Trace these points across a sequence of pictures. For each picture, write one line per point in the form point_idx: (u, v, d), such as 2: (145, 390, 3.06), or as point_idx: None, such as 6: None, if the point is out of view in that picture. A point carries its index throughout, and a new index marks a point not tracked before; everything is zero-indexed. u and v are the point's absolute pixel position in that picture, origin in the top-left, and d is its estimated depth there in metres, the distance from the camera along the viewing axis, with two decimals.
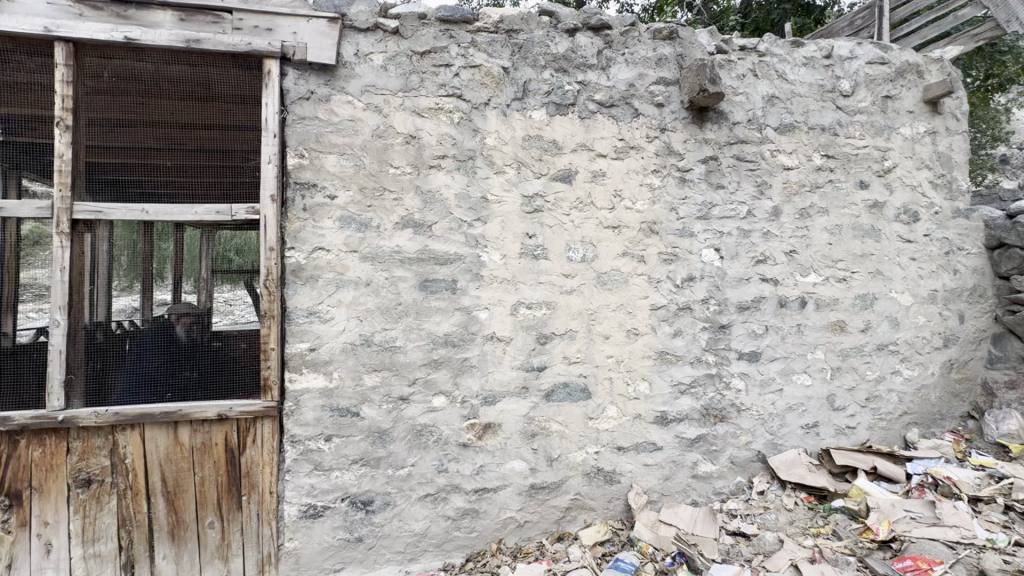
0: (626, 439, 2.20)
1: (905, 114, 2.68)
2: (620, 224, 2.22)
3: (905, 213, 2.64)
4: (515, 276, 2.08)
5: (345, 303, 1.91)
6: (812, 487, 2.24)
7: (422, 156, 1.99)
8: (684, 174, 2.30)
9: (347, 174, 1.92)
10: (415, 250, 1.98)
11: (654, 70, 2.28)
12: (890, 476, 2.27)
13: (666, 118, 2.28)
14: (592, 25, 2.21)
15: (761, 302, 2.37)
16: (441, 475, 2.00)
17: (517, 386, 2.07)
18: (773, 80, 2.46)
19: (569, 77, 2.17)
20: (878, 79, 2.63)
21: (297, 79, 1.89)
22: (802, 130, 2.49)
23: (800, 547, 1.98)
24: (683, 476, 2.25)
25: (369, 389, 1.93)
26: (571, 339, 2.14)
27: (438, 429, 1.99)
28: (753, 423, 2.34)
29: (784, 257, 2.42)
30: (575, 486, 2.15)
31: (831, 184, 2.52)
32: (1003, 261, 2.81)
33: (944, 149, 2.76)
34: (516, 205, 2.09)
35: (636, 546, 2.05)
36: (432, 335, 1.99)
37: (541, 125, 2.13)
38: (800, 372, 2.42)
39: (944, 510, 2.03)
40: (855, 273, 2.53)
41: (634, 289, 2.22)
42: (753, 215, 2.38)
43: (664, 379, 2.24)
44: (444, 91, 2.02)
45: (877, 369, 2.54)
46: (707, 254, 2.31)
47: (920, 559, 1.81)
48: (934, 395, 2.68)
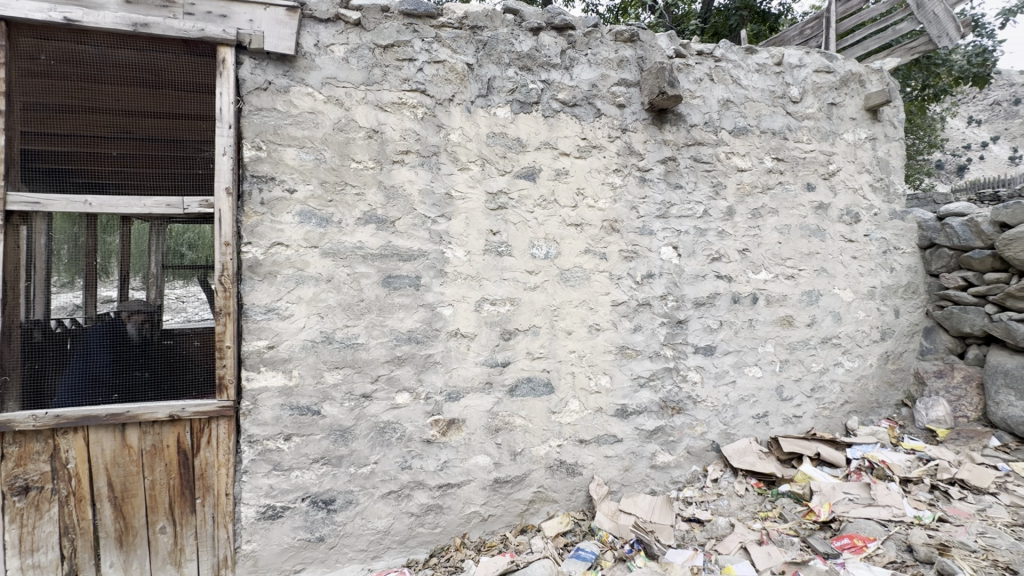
0: (588, 432, 2.25)
1: (849, 121, 2.85)
2: (582, 222, 2.26)
3: (847, 214, 2.81)
4: (479, 272, 2.09)
5: (306, 299, 1.88)
6: (761, 474, 2.36)
7: (385, 151, 1.97)
8: (644, 174, 2.37)
9: (307, 168, 1.88)
10: (378, 245, 1.96)
11: (616, 71, 2.33)
12: (832, 461, 2.42)
13: (627, 119, 2.34)
14: (556, 25, 2.24)
15: (716, 298, 2.47)
16: (405, 472, 2.00)
17: (481, 381, 2.09)
18: (729, 85, 2.56)
19: (533, 76, 2.19)
20: (825, 87, 2.78)
21: (253, 69, 1.83)
22: (754, 134, 2.60)
23: (750, 530, 2.08)
24: (642, 466, 2.32)
25: (330, 386, 1.90)
26: (535, 334, 2.18)
27: (401, 426, 1.98)
28: (708, 414, 2.44)
29: (738, 255, 2.53)
30: (538, 479, 2.19)
31: (781, 185, 2.65)
32: (933, 260, 3.04)
33: (882, 154, 2.95)
34: (480, 202, 2.10)
35: (597, 535, 2.11)
36: (395, 331, 1.98)
37: (505, 122, 2.14)
38: (751, 364, 2.54)
39: (878, 491, 2.18)
40: (802, 270, 2.67)
41: (596, 286, 2.27)
42: (709, 215, 2.48)
43: (625, 373, 2.30)
44: (408, 86, 2.00)
45: (821, 362, 2.70)
46: (665, 252, 2.39)
47: (857, 537, 1.92)
48: (873, 384, 2.87)
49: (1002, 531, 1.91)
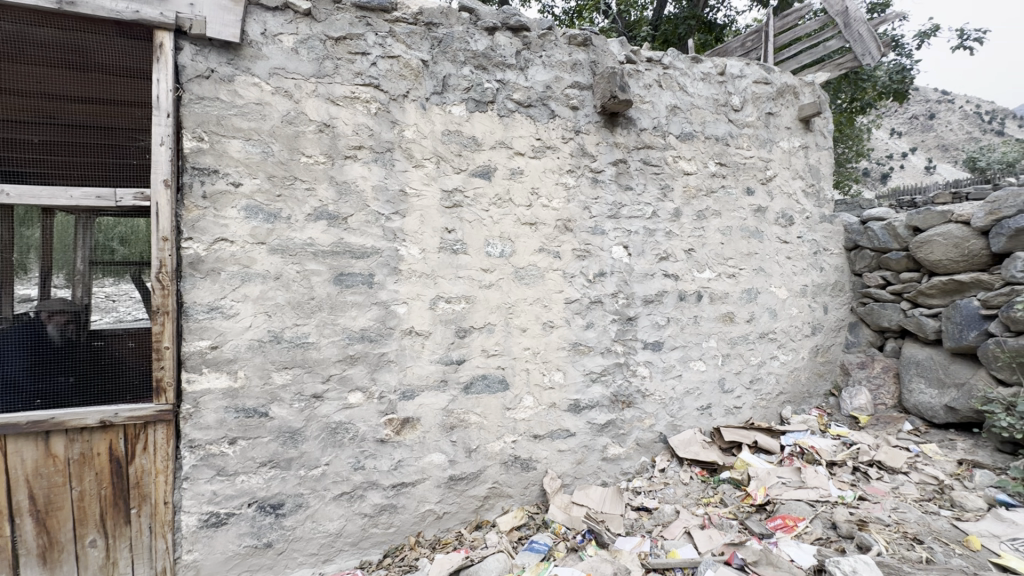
0: (541, 427, 2.30)
1: (784, 130, 3.04)
2: (537, 221, 2.30)
3: (782, 217, 3.01)
4: (433, 270, 2.09)
5: (252, 297, 1.81)
6: (705, 462, 2.50)
7: (337, 145, 1.93)
8: (596, 175, 2.44)
9: (253, 161, 1.81)
10: (330, 242, 1.92)
11: (569, 74, 2.39)
12: (768, 448, 2.60)
13: (580, 121, 2.40)
14: (511, 26, 2.26)
15: (663, 296, 2.58)
16: (358, 472, 1.97)
17: (436, 379, 2.09)
18: (676, 92, 2.68)
19: (488, 75, 2.21)
20: (763, 97, 2.96)
21: (194, 55, 1.74)
22: (699, 139, 2.73)
23: (693, 516, 2.19)
24: (594, 459, 2.40)
25: (278, 387, 1.85)
26: (490, 332, 2.20)
27: (354, 426, 1.95)
28: (656, 407, 2.55)
29: (684, 255, 2.65)
30: (493, 475, 2.21)
31: (723, 189, 2.79)
32: (857, 260, 3.34)
33: (814, 162, 3.18)
34: (434, 200, 2.10)
35: (550, 527, 2.16)
36: (347, 330, 1.94)
37: (460, 120, 2.15)
38: (696, 359, 2.67)
39: (808, 474, 2.35)
40: (742, 270, 2.83)
41: (549, 284, 2.32)
42: (657, 216, 2.58)
43: (577, 368, 2.37)
44: (361, 80, 1.96)
45: (759, 355, 2.88)
46: (616, 251, 2.47)
47: (788, 518, 2.06)
48: (804, 375, 3.09)
49: (911, 505, 2.11)
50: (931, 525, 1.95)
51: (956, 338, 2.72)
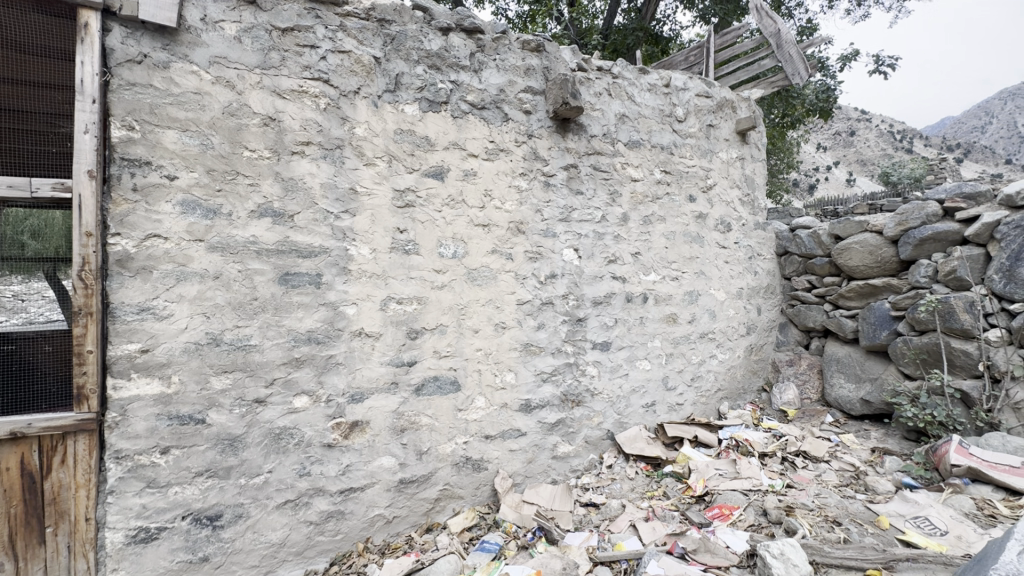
0: (493, 427, 2.31)
1: (723, 141, 3.23)
2: (489, 223, 2.32)
3: (721, 224, 3.20)
4: (385, 270, 2.05)
5: (188, 298, 1.71)
6: (649, 457, 2.61)
7: (283, 141, 1.86)
8: (548, 179, 2.49)
9: (190, 154, 1.71)
10: (275, 241, 1.84)
11: (522, 78, 2.42)
12: (707, 442, 2.75)
13: (533, 125, 2.45)
14: (465, 27, 2.27)
15: (612, 298, 2.67)
16: (304, 479, 1.90)
17: (387, 381, 2.06)
18: (624, 101, 2.78)
19: (442, 75, 2.20)
20: (704, 109, 3.13)
21: (125, 38, 1.61)
22: (646, 147, 2.85)
23: (638, 509, 2.28)
24: (544, 457, 2.44)
25: (217, 393, 1.75)
26: (442, 333, 2.19)
27: (299, 431, 1.89)
28: (604, 405, 2.64)
29: (631, 258, 2.75)
30: (444, 476, 2.20)
31: (668, 196, 2.93)
32: (786, 265, 3.63)
33: (749, 172, 3.41)
34: (385, 199, 2.06)
35: (501, 527, 2.18)
36: (293, 332, 1.87)
37: (413, 119, 2.13)
38: (642, 358, 2.78)
39: (742, 465, 2.51)
40: (684, 273, 2.98)
41: (502, 285, 2.34)
42: (606, 220, 2.67)
43: (528, 369, 2.40)
44: (310, 74, 1.90)
45: (700, 354, 3.05)
46: (567, 254, 2.53)
47: (725, 507, 2.19)
48: (740, 373, 3.30)
49: (832, 491, 2.29)
50: (848, 508, 2.13)
51: (870, 337, 3.01)
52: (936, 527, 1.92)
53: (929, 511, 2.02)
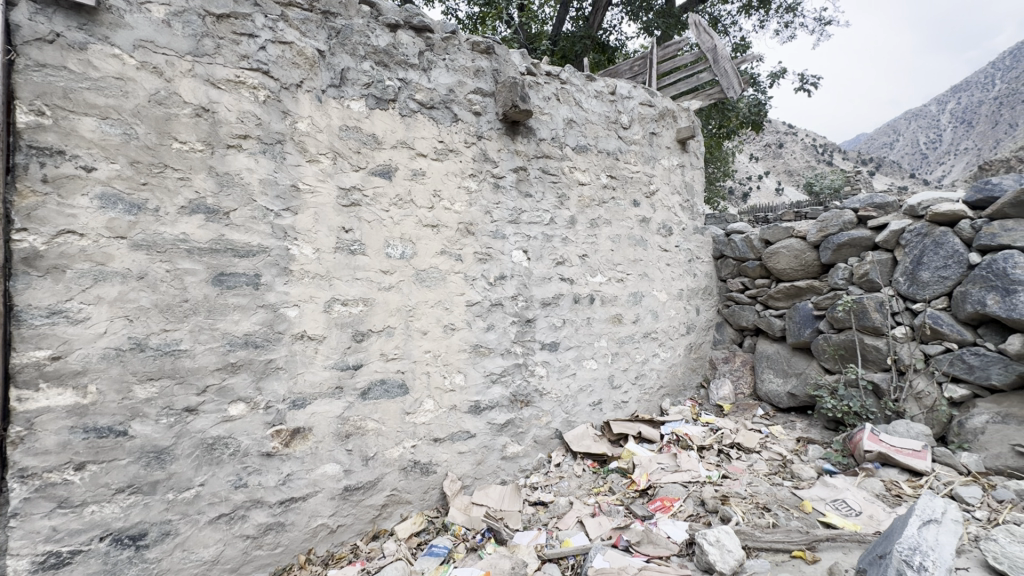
0: (442, 429, 2.29)
1: (665, 149, 3.39)
2: (438, 223, 2.30)
3: (663, 228, 3.35)
4: (329, 271, 1.99)
5: (108, 299, 1.56)
6: (595, 455, 2.69)
7: (217, 133, 1.76)
8: (498, 181, 2.50)
9: (111, 143, 1.57)
10: (208, 239, 1.73)
11: (472, 79, 2.43)
12: (649, 437, 2.86)
13: (482, 127, 2.45)
14: (414, 25, 2.25)
15: (560, 299, 2.73)
16: (240, 491, 1.79)
17: (331, 386, 1.98)
18: (572, 106, 2.85)
19: (390, 72, 2.17)
20: (647, 118, 3.27)
21: (34, 14, 1.46)
22: (593, 152, 2.94)
23: (585, 505, 2.33)
24: (493, 458, 2.45)
25: (141, 402, 1.61)
26: (389, 335, 2.14)
27: (235, 441, 1.78)
28: (552, 404, 2.69)
29: (578, 260, 2.83)
30: (391, 481, 2.15)
31: (613, 200, 3.03)
32: (722, 267, 3.87)
33: (688, 179, 3.61)
34: (330, 197, 2.00)
35: (450, 530, 2.16)
36: (228, 335, 1.77)
37: (359, 116, 2.08)
38: (588, 358, 2.87)
39: (682, 458, 2.63)
40: (629, 275, 3.10)
41: (451, 286, 2.33)
42: (554, 222, 2.73)
43: (478, 370, 2.40)
44: (247, 64, 1.81)
45: (643, 353, 3.18)
46: (516, 255, 2.56)
47: (666, 499, 2.28)
48: (680, 370, 3.47)
49: (762, 479, 2.44)
50: (776, 494, 2.28)
51: (796, 335, 3.25)
52: (852, 508, 2.09)
53: (845, 494, 2.20)
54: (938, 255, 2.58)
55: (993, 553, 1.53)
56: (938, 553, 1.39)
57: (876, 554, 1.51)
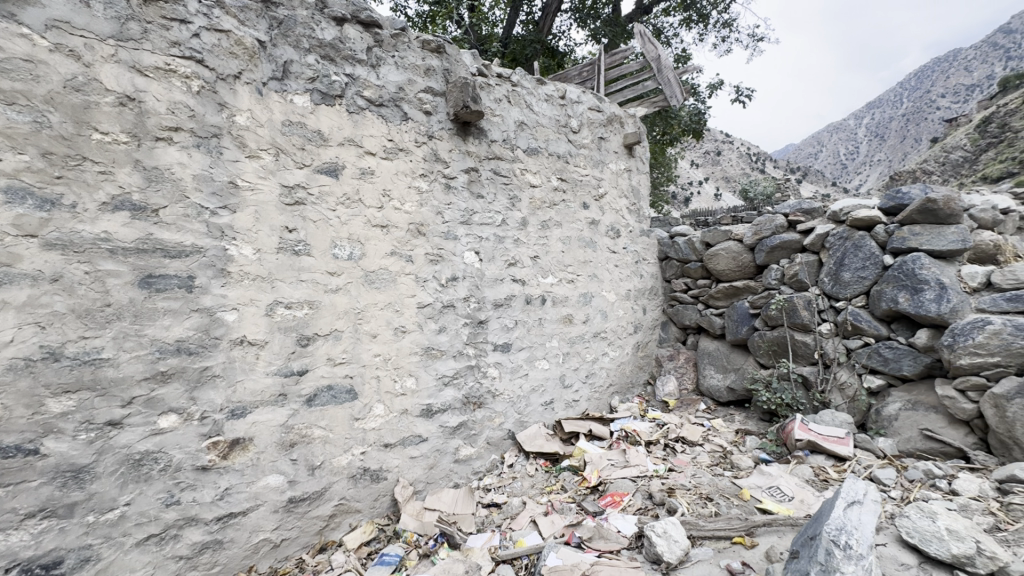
0: (393, 435, 2.23)
1: (612, 154, 3.50)
2: (388, 224, 2.25)
3: (611, 230, 3.46)
4: (271, 272, 1.89)
5: (15, 304, 1.37)
6: (547, 454, 2.72)
7: (144, 124, 1.62)
8: (449, 181, 2.49)
9: (19, 131, 1.40)
10: (134, 238, 1.59)
11: (422, 78, 2.40)
12: (600, 435, 2.93)
13: (433, 126, 2.43)
14: (361, 20, 2.19)
15: (511, 300, 2.75)
16: (172, 509, 1.64)
17: (273, 393, 1.89)
18: (523, 109, 2.88)
19: (336, 67, 2.10)
20: (595, 123, 3.36)
21: None
22: (544, 154, 2.98)
23: (538, 504, 2.35)
24: (446, 462, 2.42)
25: (56, 417, 1.43)
26: (337, 339, 2.07)
27: (166, 455, 1.63)
28: (505, 406, 2.70)
29: (529, 261, 2.86)
30: (340, 490, 2.07)
31: (564, 203, 3.09)
32: (667, 269, 4.06)
33: (635, 184, 3.74)
34: (272, 195, 1.91)
35: (401, 537, 2.11)
36: (158, 342, 1.63)
37: (303, 111, 2.00)
38: (540, 358, 2.91)
39: (631, 454, 2.71)
40: (579, 276, 3.17)
41: (401, 288, 2.28)
42: (506, 224, 2.75)
43: (429, 373, 2.37)
44: (179, 51, 1.69)
45: (593, 352, 3.26)
46: (468, 256, 2.55)
47: (616, 494, 2.33)
48: (628, 368, 3.58)
49: (705, 470, 2.56)
50: (718, 484, 2.39)
51: (734, 332, 3.44)
52: (785, 493, 2.23)
53: (779, 481, 2.34)
54: (857, 256, 2.80)
55: (906, 528, 1.67)
56: (861, 532, 1.50)
57: (808, 536, 1.61)
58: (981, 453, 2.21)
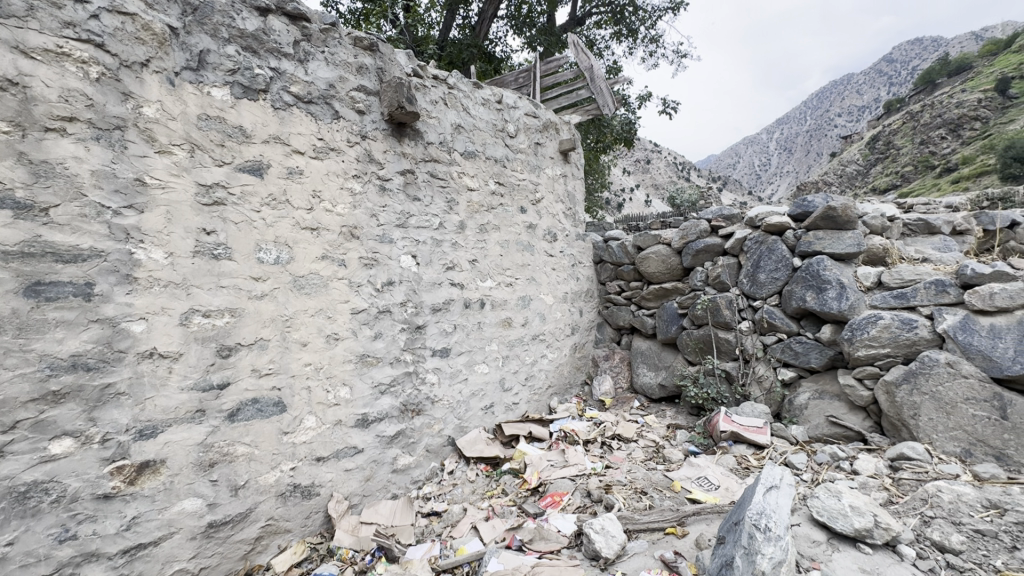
0: (325, 448, 2.13)
1: (549, 159, 3.57)
2: (318, 226, 2.14)
3: (548, 234, 3.52)
4: (186, 278, 1.74)
5: None
6: (488, 458, 2.71)
7: (30, 112, 1.43)
8: (384, 183, 2.42)
9: None
10: (17, 239, 1.40)
11: (354, 76, 2.32)
12: (539, 436, 2.97)
13: (366, 126, 2.36)
14: (287, 12, 2.08)
15: (450, 304, 2.72)
16: (67, 546, 1.44)
17: (189, 410, 1.73)
18: (459, 112, 2.86)
19: (260, 60, 1.98)
20: (532, 129, 3.41)
21: None
22: (481, 158, 2.98)
23: (479, 510, 2.33)
24: (383, 472, 2.34)
25: None
26: (262, 348, 1.94)
27: (60, 485, 1.43)
28: (444, 412, 2.67)
29: (468, 265, 2.85)
30: (267, 510, 1.93)
31: (501, 206, 3.11)
32: (602, 271, 4.22)
33: (571, 189, 3.84)
34: (186, 194, 1.76)
35: (336, 555, 2.01)
36: (49, 358, 1.43)
37: (223, 105, 1.87)
38: (480, 362, 2.90)
39: (569, 454, 2.76)
40: (517, 279, 3.20)
41: (334, 293, 2.19)
42: (443, 227, 2.71)
43: (365, 381, 2.29)
44: (74, 33, 1.51)
45: (532, 355, 3.30)
46: (404, 260, 2.49)
47: (556, 494, 2.36)
48: (566, 369, 3.66)
49: (640, 465, 2.66)
50: (652, 478, 2.49)
51: (664, 331, 3.62)
52: (712, 483, 2.36)
53: (706, 471, 2.47)
54: (771, 259, 3.04)
55: (817, 507, 1.82)
56: (778, 514, 1.61)
57: (732, 522, 1.71)
58: (876, 435, 2.46)
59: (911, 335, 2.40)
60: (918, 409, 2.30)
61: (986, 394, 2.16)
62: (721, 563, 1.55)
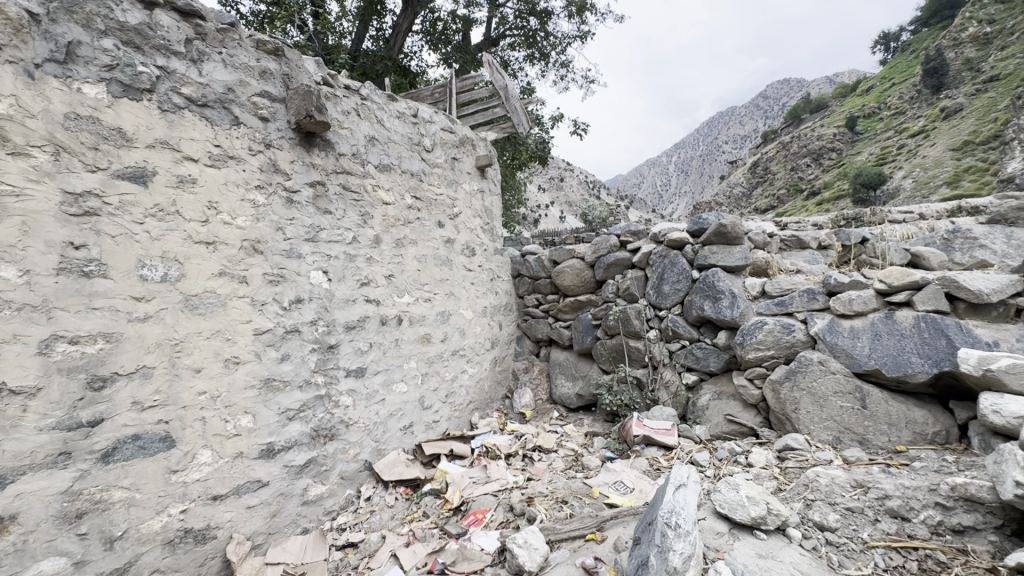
0: (223, 484, 1.92)
1: (466, 174, 3.59)
2: (215, 240, 1.97)
3: (466, 249, 3.53)
4: (47, 300, 1.49)
5: None
6: (408, 480, 2.61)
7: None
8: (291, 195, 2.28)
9: None
10: None
11: (257, 80, 2.18)
12: (461, 454, 2.93)
13: (271, 134, 2.22)
14: (179, 7, 1.91)
15: (365, 321, 2.62)
16: None
17: (50, 454, 1.47)
18: (373, 123, 2.80)
19: (144, 57, 1.79)
20: (448, 143, 3.42)
21: None
22: (396, 171, 2.93)
23: (399, 536, 2.23)
24: (292, 505, 2.16)
25: None
26: (145, 377, 1.72)
27: None
28: (360, 435, 2.54)
29: (384, 281, 2.77)
30: (151, 562, 1.68)
31: (418, 221, 3.07)
32: (520, 285, 4.32)
33: (488, 204, 3.89)
34: (49, 203, 1.52)
35: None
36: None
37: (97, 104, 1.66)
38: (398, 381, 2.82)
39: (491, 469, 2.74)
40: (436, 294, 3.17)
41: (233, 313, 2.01)
42: (357, 241, 2.62)
43: (270, 408, 2.11)
44: None
45: (451, 370, 3.26)
46: (315, 276, 2.36)
47: (478, 512, 2.32)
48: (486, 384, 3.66)
49: (560, 474, 2.71)
50: (572, 486, 2.54)
51: (580, 342, 3.77)
52: (627, 486, 2.46)
53: (622, 475, 2.58)
54: (673, 272, 3.29)
55: (719, 501, 1.97)
56: (687, 511, 1.71)
57: (646, 522, 1.80)
58: (765, 429, 2.73)
59: (790, 338, 2.71)
60: (798, 404, 2.58)
61: (850, 387, 2.47)
62: (637, 563, 1.62)
